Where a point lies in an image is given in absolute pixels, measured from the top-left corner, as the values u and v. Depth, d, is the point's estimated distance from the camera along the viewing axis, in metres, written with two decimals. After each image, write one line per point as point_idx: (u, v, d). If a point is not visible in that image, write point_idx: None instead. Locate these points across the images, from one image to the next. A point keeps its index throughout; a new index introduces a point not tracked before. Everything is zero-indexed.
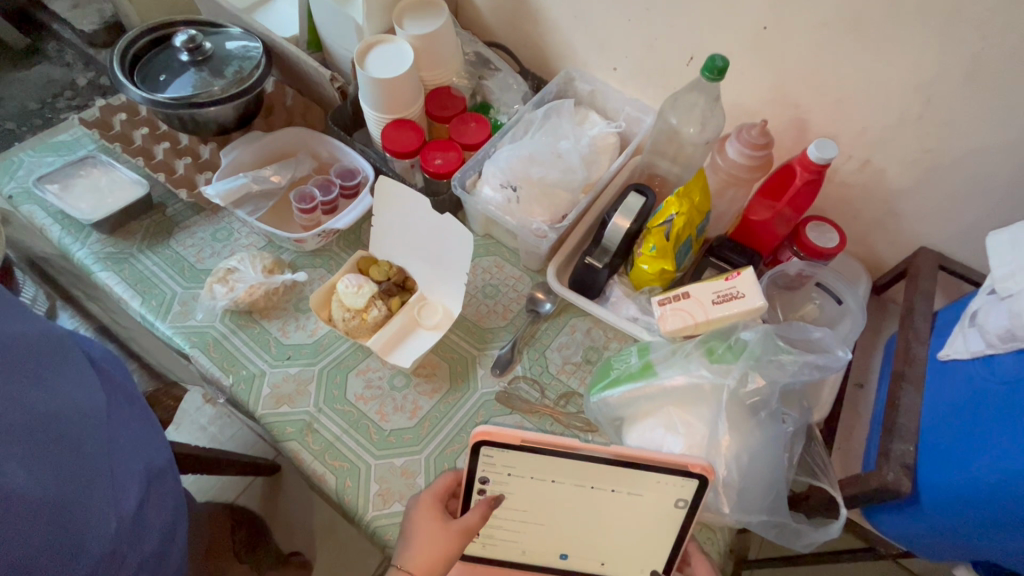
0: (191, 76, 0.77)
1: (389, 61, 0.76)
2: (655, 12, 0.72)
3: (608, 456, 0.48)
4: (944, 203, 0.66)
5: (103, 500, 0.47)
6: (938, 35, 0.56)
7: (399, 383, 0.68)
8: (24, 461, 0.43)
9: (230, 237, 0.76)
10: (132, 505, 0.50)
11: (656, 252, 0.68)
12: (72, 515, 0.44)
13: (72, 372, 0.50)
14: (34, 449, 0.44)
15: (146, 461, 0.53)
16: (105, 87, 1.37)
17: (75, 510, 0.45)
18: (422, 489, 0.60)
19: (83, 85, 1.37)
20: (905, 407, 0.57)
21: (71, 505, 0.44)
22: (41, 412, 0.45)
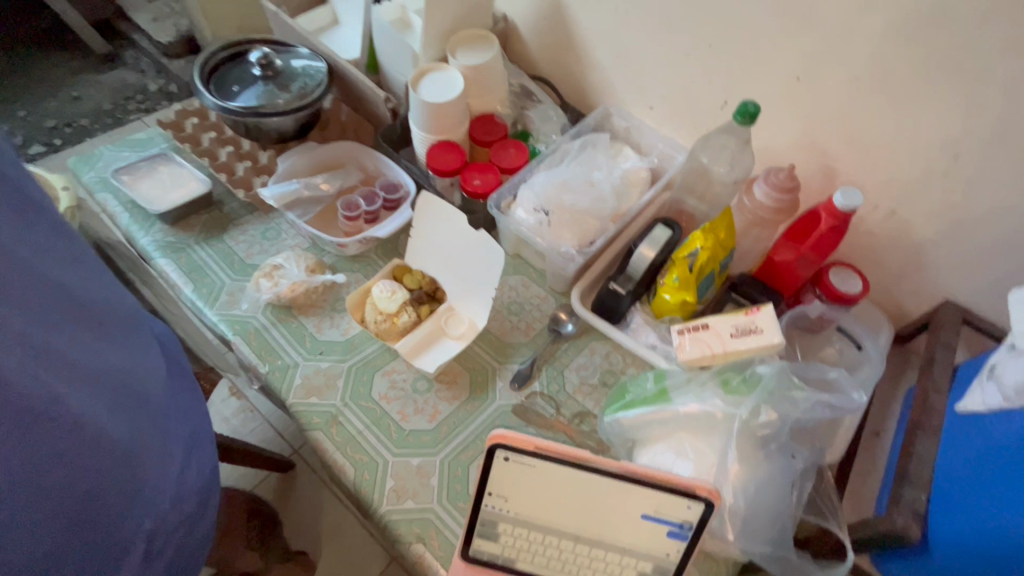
0: (261, 89, 0.84)
1: (440, 87, 0.82)
2: (694, 57, 0.76)
3: (619, 472, 0.50)
4: (970, 259, 0.67)
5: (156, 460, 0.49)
6: (965, 96, 0.59)
7: (421, 387, 0.71)
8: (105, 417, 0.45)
9: (278, 237, 0.82)
10: (178, 468, 0.52)
11: (679, 282, 0.70)
12: (124, 482, 0.45)
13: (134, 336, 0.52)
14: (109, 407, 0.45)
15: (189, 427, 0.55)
16: (174, 93, 1.49)
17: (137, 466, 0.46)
18: (435, 490, 0.62)
19: (154, 91, 1.49)
20: (919, 456, 0.57)
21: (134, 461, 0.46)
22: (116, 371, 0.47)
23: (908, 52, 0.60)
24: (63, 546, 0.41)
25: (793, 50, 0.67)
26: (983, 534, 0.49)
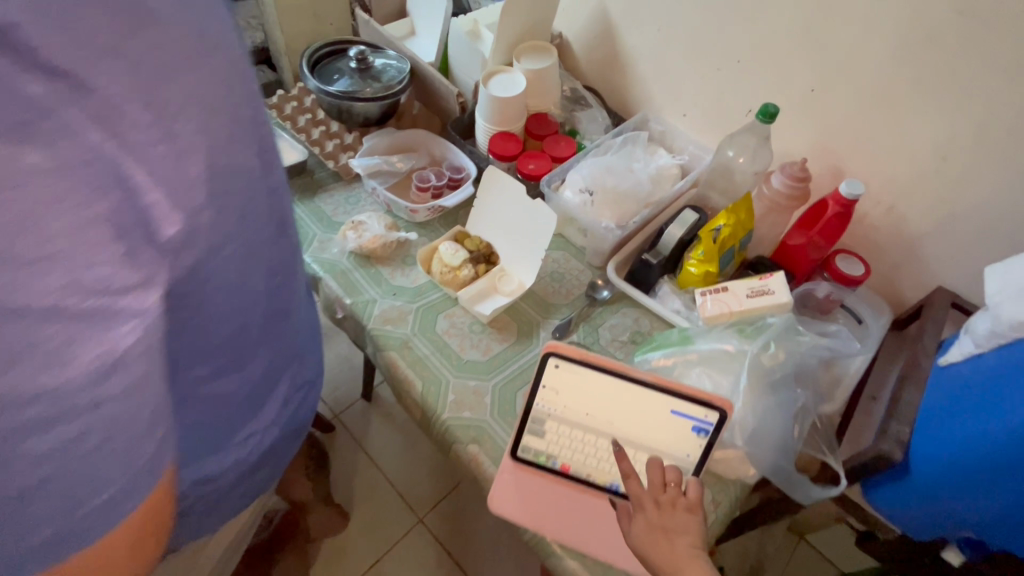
0: (355, 79, 1.00)
1: (506, 86, 0.97)
2: (724, 71, 0.90)
3: (648, 380, 0.61)
4: (959, 248, 0.78)
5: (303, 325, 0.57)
6: (951, 105, 0.71)
7: (476, 328, 0.83)
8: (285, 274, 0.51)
9: (359, 202, 0.96)
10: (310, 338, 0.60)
11: (704, 255, 0.82)
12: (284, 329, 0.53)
13: None
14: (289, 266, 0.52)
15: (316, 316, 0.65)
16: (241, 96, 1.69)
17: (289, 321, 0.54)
18: (487, 407, 0.73)
19: None
20: (906, 401, 0.66)
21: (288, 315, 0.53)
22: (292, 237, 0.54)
23: (905, 67, 0.72)
24: (250, 359, 0.49)
25: (809, 66, 0.80)
26: (945, 454, 0.60)
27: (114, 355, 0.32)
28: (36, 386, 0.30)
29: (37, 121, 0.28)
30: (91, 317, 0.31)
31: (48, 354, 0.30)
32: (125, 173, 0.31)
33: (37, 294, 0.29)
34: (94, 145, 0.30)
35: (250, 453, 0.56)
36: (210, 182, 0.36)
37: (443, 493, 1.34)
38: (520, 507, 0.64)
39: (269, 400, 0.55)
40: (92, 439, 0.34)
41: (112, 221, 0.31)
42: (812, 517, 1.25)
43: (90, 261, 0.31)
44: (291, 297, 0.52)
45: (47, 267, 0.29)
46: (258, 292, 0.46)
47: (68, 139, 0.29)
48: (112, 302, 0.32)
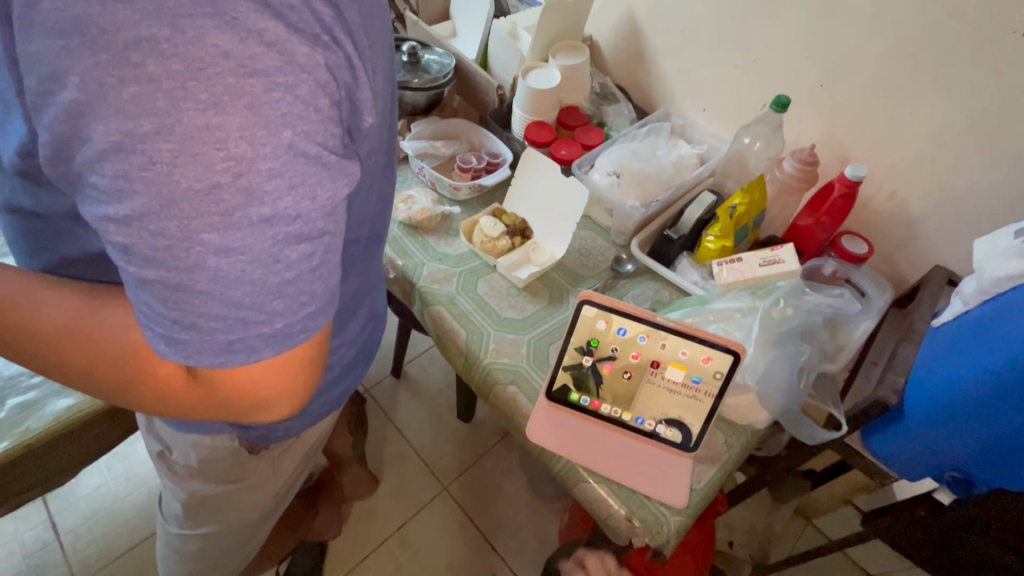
0: (406, 71, 1.11)
1: (542, 79, 1.07)
2: (741, 69, 1.00)
3: (670, 326, 0.70)
4: (954, 229, 0.86)
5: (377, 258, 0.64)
6: (946, 96, 0.79)
7: (512, 292, 0.92)
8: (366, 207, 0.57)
9: (407, 180, 1.06)
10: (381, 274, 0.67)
11: (721, 232, 0.90)
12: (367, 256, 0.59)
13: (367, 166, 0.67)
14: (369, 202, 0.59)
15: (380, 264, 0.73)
16: None
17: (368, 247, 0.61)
18: (524, 356, 0.82)
19: None
20: (903, 356, 0.74)
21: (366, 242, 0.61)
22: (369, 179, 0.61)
23: (904, 63, 0.81)
24: (352, 273, 0.54)
25: (818, 63, 0.90)
26: (924, 418, 0.70)
27: (329, 209, 0.33)
28: (267, 232, 0.31)
29: (315, 29, 0.30)
30: (321, 177, 0.32)
31: (284, 205, 0.31)
32: (353, 65, 0.33)
33: (288, 150, 0.30)
34: (340, 38, 0.32)
35: (334, 366, 0.62)
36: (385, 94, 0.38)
37: (465, 464, 1.42)
38: (554, 439, 0.72)
39: (354, 318, 0.61)
40: (302, 300, 0.34)
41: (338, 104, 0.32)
42: (817, 498, 1.31)
43: (322, 130, 0.31)
44: (384, 227, 0.55)
45: (301, 133, 0.30)
46: (370, 212, 0.48)
47: (327, 38, 0.31)
48: (335, 163, 0.33)
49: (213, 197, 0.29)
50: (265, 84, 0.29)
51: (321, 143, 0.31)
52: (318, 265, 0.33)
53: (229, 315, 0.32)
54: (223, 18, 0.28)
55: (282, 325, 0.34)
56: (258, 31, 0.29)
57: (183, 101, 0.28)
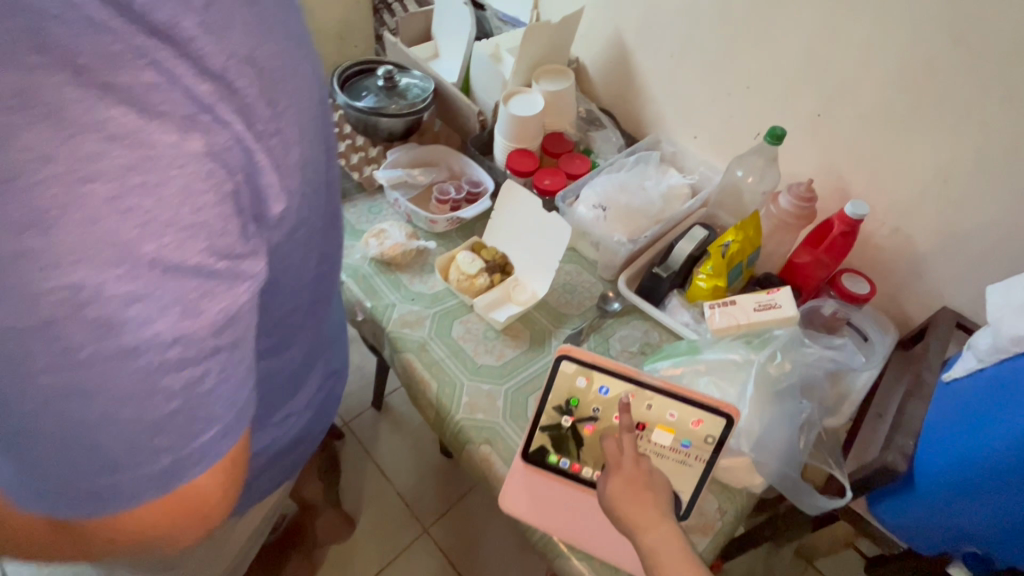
0: (382, 96, 1.05)
1: (525, 105, 1.01)
2: (734, 96, 0.94)
3: (656, 385, 0.63)
4: (962, 269, 0.80)
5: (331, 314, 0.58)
6: (952, 130, 0.74)
7: (490, 335, 0.85)
8: None
9: (381, 212, 1.00)
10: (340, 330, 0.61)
11: (713, 271, 0.84)
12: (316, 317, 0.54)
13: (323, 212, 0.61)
14: None
15: None
16: None
17: None
18: (500, 409, 0.75)
19: None
20: (910, 414, 0.68)
21: None
22: None
23: (903, 94, 0.76)
24: (300, 335, 0.47)
25: (815, 92, 0.84)
26: (936, 486, 0.63)
27: (221, 322, 0.32)
28: (151, 342, 0.30)
29: (192, 111, 0.30)
30: (211, 282, 0.31)
31: (176, 314, 0.30)
32: (247, 145, 0.32)
33: (172, 257, 0.29)
34: (231, 127, 0.31)
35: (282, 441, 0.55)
36: (302, 168, 0.36)
37: (449, 504, 1.34)
38: (530, 507, 0.66)
39: (304, 387, 0.54)
40: (198, 400, 0.32)
41: (233, 195, 0.32)
42: (820, 540, 1.24)
43: (215, 228, 0.31)
44: (333, 288, 0.49)
45: (192, 237, 0.30)
46: (308, 280, 0.43)
47: (210, 123, 0.30)
48: (226, 269, 0.32)
49: (75, 320, 0.28)
50: (126, 194, 0.28)
51: (220, 243, 0.31)
52: (214, 365, 0.32)
53: (116, 423, 0.31)
54: (69, 126, 0.27)
55: (178, 429, 0.32)
56: (114, 133, 0.28)
57: (30, 225, 0.27)
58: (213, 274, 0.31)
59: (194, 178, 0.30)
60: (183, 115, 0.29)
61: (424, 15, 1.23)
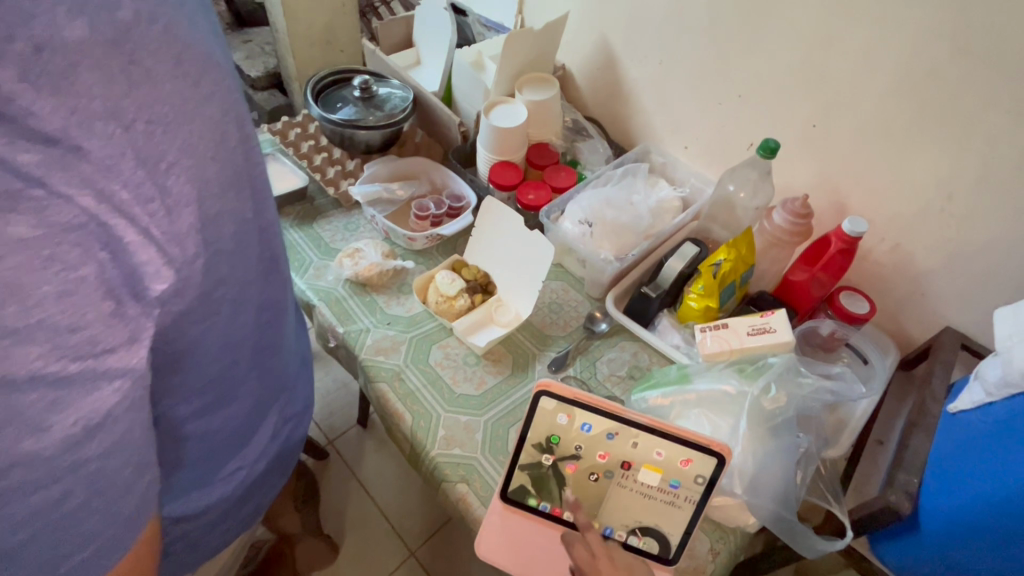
0: (358, 107, 1.01)
1: (507, 116, 0.97)
2: (725, 105, 0.90)
3: (643, 423, 0.58)
4: (966, 288, 0.76)
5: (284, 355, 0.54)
6: (955, 144, 0.70)
7: (470, 360, 0.81)
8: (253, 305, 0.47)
9: (358, 229, 0.96)
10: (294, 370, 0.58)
11: (704, 290, 0.80)
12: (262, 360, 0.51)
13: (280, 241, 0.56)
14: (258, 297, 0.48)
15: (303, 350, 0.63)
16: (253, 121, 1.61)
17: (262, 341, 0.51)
18: (479, 443, 0.71)
19: None
20: (914, 447, 0.64)
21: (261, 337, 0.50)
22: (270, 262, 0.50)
23: (901, 105, 0.72)
24: (240, 395, 0.49)
25: (810, 102, 0.80)
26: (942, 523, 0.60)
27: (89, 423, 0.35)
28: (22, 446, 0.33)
29: (27, 190, 0.31)
30: (95, 371, 0.35)
31: (54, 402, 0.33)
32: (104, 220, 0.34)
33: (25, 360, 0.32)
34: (86, 207, 0.33)
35: (235, 488, 0.55)
36: (201, 228, 0.40)
37: (436, 525, 1.30)
38: (510, 552, 0.61)
39: (257, 432, 0.55)
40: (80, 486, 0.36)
41: (101, 279, 0.34)
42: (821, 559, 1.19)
43: (83, 317, 0.33)
44: (280, 334, 0.52)
45: (53, 327, 0.33)
46: (248, 331, 0.47)
47: (56, 205, 0.32)
48: (82, 373, 0.34)
49: None
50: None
51: (95, 330, 0.34)
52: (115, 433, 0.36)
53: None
54: None
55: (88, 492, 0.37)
56: None
57: None
58: (104, 359, 0.35)
59: (46, 267, 0.32)
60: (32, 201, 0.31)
61: (405, 20, 1.19)
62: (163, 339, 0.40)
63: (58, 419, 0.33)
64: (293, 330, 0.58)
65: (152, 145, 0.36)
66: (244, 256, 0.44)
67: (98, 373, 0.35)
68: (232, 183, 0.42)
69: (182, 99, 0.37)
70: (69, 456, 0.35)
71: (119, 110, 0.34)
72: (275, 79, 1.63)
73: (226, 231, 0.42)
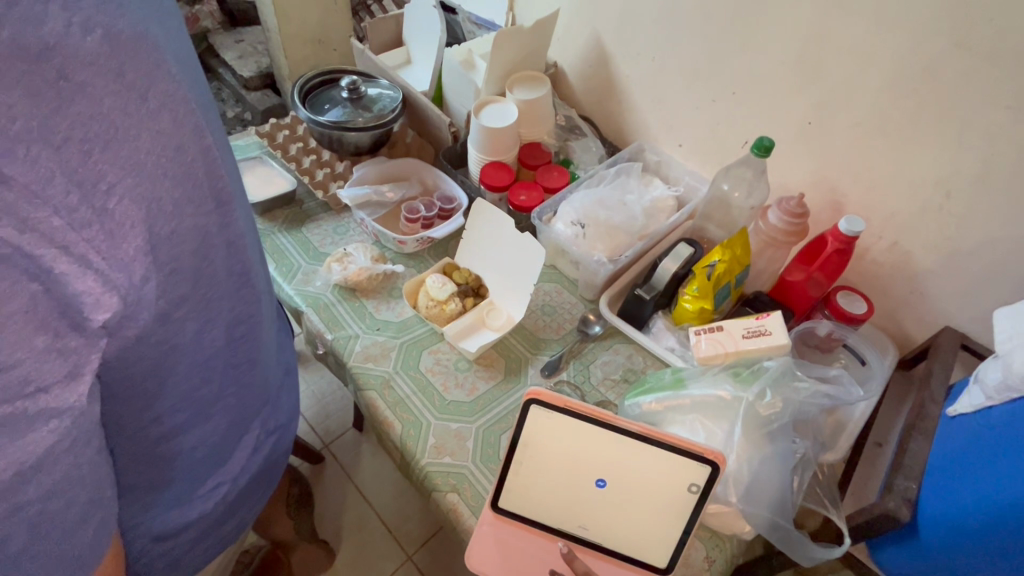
0: (346, 108, 0.99)
1: (498, 116, 0.95)
2: (719, 102, 0.89)
3: (635, 430, 0.57)
4: (965, 287, 0.74)
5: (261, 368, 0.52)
6: (953, 141, 0.68)
7: (462, 366, 0.79)
8: (223, 318, 0.46)
9: (347, 233, 0.95)
10: (274, 382, 0.56)
11: (699, 292, 0.78)
12: (237, 373, 0.50)
13: (260, 250, 0.55)
14: (229, 309, 0.47)
15: (285, 361, 0.62)
16: (246, 121, 1.59)
17: (238, 356, 0.49)
18: (470, 451, 0.70)
19: (229, 117, 1.61)
20: (912, 451, 0.63)
21: (237, 350, 0.49)
22: (246, 272, 0.48)
23: (900, 100, 0.70)
24: (216, 410, 0.49)
25: (805, 99, 0.79)
26: (942, 533, 0.58)
27: (25, 467, 0.33)
28: None
29: None
30: (27, 411, 0.33)
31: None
32: (30, 251, 0.32)
33: None
34: (8, 237, 0.31)
35: (216, 506, 0.54)
36: (151, 250, 0.38)
37: (433, 530, 1.29)
38: (500, 562, 0.60)
39: (238, 448, 0.54)
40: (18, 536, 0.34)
41: (32, 312, 0.32)
42: None
43: (13, 356, 0.32)
44: (258, 349, 0.52)
45: None
46: (220, 346, 0.47)
47: None
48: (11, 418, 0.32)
49: None
50: None
51: (28, 369, 0.32)
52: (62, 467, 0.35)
53: None
54: None
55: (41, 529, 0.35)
56: None
57: None
58: (43, 397, 0.33)
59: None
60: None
61: (395, 19, 1.17)
62: (113, 367, 0.39)
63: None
64: (273, 342, 0.57)
65: (88, 166, 0.34)
66: (207, 274, 0.44)
67: (32, 414, 0.33)
68: (187, 198, 0.41)
69: (124, 113, 0.36)
70: (9, 500, 0.33)
71: (45, 128, 0.32)
72: (268, 79, 1.61)
73: (184, 250, 0.41)
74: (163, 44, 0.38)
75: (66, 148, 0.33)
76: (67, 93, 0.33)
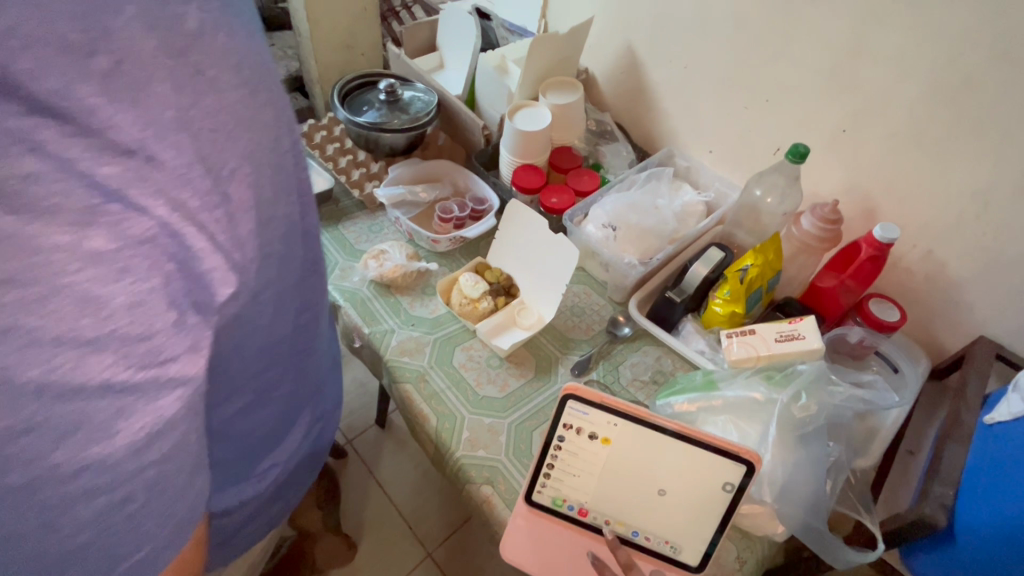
0: (383, 110, 1.02)
1: (532, 120, 0.97)
2: (750, 110, 0.90)
3: (671, 428, 0.58)
4: (1002, 297, 0.74)
5: (316, 355, 0.55)
6: (992, 151, 0.68)
7: (494, 362, 0.81)
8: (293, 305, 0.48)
9: (381, 231, 0.97)
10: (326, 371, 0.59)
11: (730, 296, 0.79)
12: (299, 360, 0.52)
13: None
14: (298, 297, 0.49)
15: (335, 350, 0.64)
16: None
17: (301, 342, 0.51)
18: (503, 445, 0.71)
19: None
20: (947, 459, 0.63)
21: (300, 337, 0.51)
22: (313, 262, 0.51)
23: (937, 111, 0.71)
24: (275, 394, 0.51)
25: (840, 106, 0.79)
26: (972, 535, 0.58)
27: (146, 434, 0.35)
28: (72, 457, 0.32)
29: (101, 204, 0.32)
30: (157, 383, 0.35)
31: (121, 409, 0.33)
32: (175, 229, 0.35)
33: (90, 370, 0.32)
34: (160, 217, 0.34)
35: (268, 487, 0.56)
36: (256, 234, 0.41)
37: (452, 528, 1.30)
38: (534, 556, 0.61)
39: (291, 431, 0.56)
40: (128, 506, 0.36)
41: (167, 288, 0.35)
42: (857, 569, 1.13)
43: (151, 327, 0.34)
44: (313, 340, 0.53)
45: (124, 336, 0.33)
46: (287, 332, 0.48)
47: (131, 217, 0.33)
48: (147, 383, 0.34)
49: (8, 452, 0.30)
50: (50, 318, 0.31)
51: (161, 340, 0.35)
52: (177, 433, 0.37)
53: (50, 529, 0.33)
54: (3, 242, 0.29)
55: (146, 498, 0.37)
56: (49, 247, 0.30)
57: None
58: (173, 365, 0.35)
59: (120, 278, 0.33)
60: (107, 215, 0.32)
61: (429, 25, 1.20)
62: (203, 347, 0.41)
63: (126, 423, 0.34)
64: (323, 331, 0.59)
65: (216, 153, 0.37)
66: (288, 256, 0.46)
67: (163, 382, 0.35)
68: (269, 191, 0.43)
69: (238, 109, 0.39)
70: (133, 462, 0.35)
71: (187, 119, 0.36)
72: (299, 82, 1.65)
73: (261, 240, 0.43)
74: (247, 46, 0.41)
75: (197, 138, 0.36)
76: (202, 86, 0.36)
